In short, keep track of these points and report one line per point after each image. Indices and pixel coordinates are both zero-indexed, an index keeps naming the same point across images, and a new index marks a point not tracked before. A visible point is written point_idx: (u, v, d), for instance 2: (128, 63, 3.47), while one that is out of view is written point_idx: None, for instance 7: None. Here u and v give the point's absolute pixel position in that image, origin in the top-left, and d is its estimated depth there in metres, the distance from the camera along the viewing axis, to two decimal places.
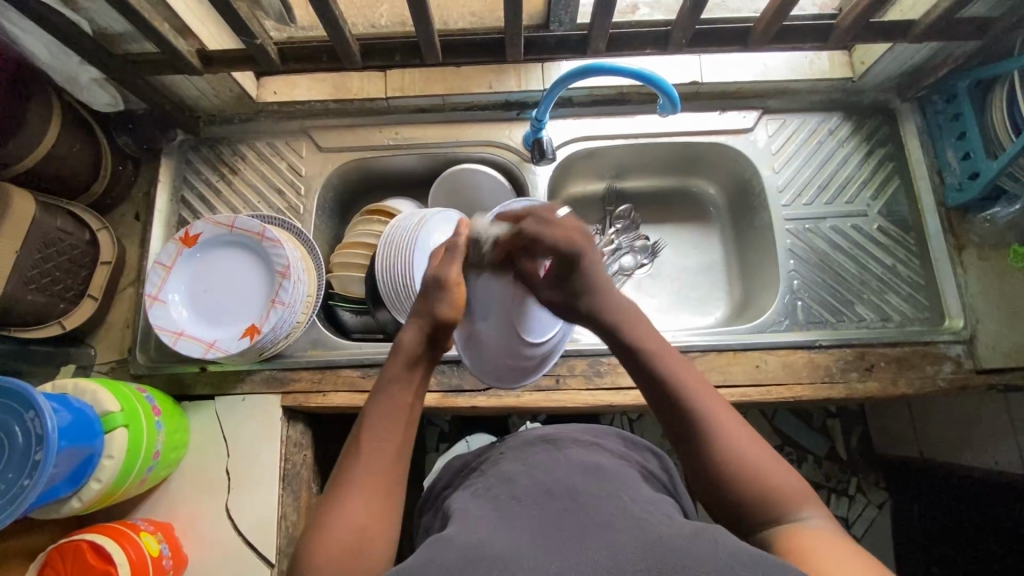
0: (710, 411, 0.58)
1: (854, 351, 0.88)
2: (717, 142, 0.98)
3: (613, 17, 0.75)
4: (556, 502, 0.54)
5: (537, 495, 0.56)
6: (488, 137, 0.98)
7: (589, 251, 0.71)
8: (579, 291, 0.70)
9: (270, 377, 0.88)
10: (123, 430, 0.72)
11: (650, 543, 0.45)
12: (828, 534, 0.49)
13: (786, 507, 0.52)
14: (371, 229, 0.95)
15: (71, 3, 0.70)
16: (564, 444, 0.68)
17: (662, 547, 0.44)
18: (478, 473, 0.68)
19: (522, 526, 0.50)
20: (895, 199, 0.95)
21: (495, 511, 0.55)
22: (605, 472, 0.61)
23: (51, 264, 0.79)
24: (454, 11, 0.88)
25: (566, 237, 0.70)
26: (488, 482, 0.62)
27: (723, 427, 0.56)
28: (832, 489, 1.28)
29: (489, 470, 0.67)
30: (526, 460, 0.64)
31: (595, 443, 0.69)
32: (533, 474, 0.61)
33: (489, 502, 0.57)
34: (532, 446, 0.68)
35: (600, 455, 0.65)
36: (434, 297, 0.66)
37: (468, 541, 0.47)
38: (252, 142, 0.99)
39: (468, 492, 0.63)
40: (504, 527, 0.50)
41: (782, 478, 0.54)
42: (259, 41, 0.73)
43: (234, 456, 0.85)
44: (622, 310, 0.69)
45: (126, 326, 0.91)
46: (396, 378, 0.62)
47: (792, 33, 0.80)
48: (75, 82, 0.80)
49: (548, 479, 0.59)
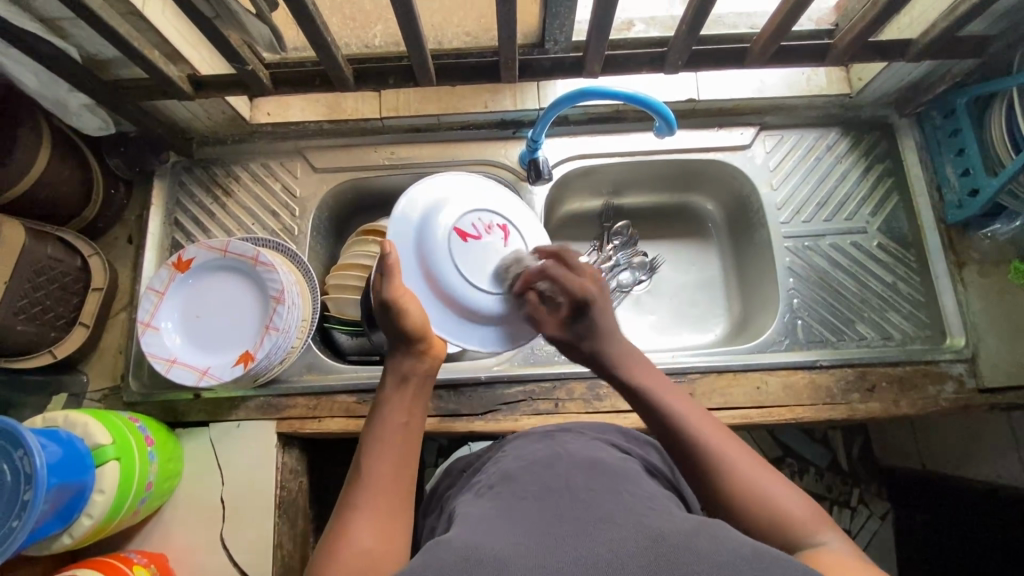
0: (709, 437, 0.57)
1: (855, 371, 0.87)
2: (715, 158, 0.97)
3: (608, 40, 0.74)
4: (555, 496, 0.52)
5: (538, 491, 0.54)
6: (484, 156, 0.97)
7: (600, 301, 0.71)
8: (585, 335, 0.70)
9: (265, 403, 0.87)
10: (114, 462, 0.71)
11: (650, 535, 0.43)
12: (845, 555, 0.47)
13: (802, 531, 0.50)
14: (366, 250, 0.94)
15: (59, 31, 0.70)
16: (564, 436, 0.69)
17: (664, 539, 0.42)
18: (480, 473, 0.66)
19: (522, 521, 0.48)
20: (894, 215, 0.94)
21: (495, 508, 0.53)
22: (604, 467, 0.59)
23: (41, 293, 0.78)
24: (449, 29, 0.86)
25: (582, 286, 0.71)
26: (489, 480, 0.61)
27: (724, 452, 0.56)
28: (834, 501, 1.21)
29: (490, 470, 0.65)
30: (527, 459, 0.63)
31: (596, 442, 0.67)
32: (534, 471, 0.59)
33: (488, 502, 0.55)
34: (533, 446, 0.67)
35: (600, 450, 0.64)
36: (391, 316, 0.66)
37: (465, 543, 0.44)
38: (246, 163, 0.98)
39: (469, 494, 0.61)
40: (505, 523, 0.48)
41: (794, 499, 0.52)
42: (250, 68, 0.72)
43: (228, 485, 0.84)
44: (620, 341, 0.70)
45: (119, 352, 0.90)
46: (393, 395, 0.63)
47: (790, 53, 0.80)
48: (65, 108, 0.79)
49: (549, 475, 0.57)
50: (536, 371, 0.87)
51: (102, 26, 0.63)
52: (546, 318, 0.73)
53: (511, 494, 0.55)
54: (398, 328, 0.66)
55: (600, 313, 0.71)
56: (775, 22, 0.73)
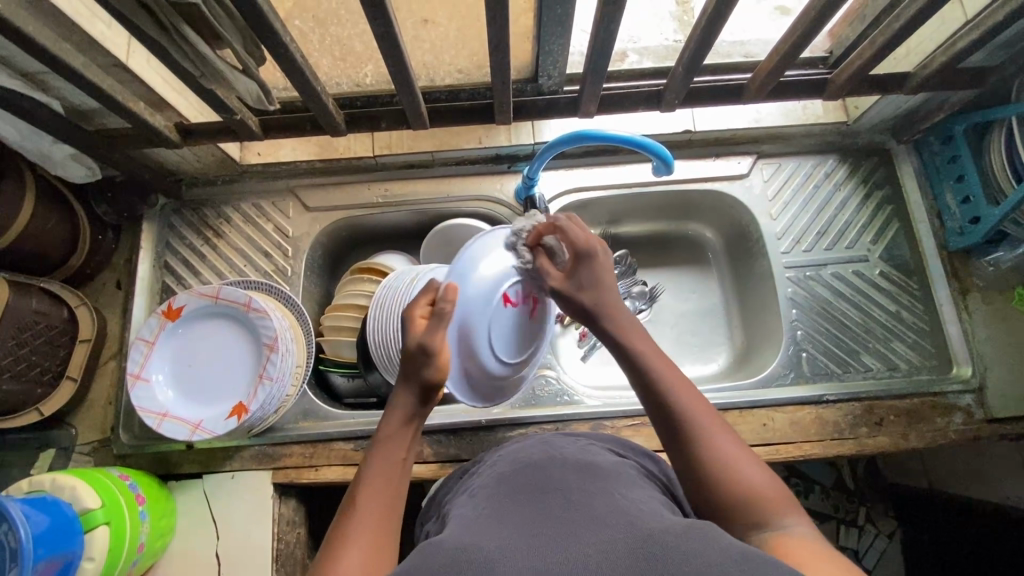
0: (701, 418, 0.54)
1: (862, 405, 0.86)
2: (712, 189, 0.96)
3: (604, 82, 0.74)
4: (544, 498, 0.49)
5: (530, 493, 0.50)
6: (479, 191, 0.96)
7: (605, 257, 0.66)
8: (587, 285, 0.65)
9: (260, 453, 0.85)
10: (104, 528, 0.68)
11: (638, 535, 0.40)
12: (813, 546, 0.44)
13: (772, 515, 0.47)
14: (361, 290, 0.92)
15: (43, 85, 0.68)
16: (558, 441, 0.63)
17: (653, 538, 0.40)
18: (473, 477, 0.62)
19: (509, 525, 0.45)
20: (896, 242, 0.93)
21: (486, 509, 0.49)
22: (599, 470, 0.55)
23: (27, 349, 0.75)
24: (441, 68, 0.83)
25: (587, 237, 0.66)
26: (480, 484, 0.56)
27: (711, 431, 0.53)
28: (840, 520, 1.16)
29: (482, 476, 0.59)
30: (521, 461, 0.58)
31: (590, 447, 0.62)
32: (526, 474, 0.55)
33: (480, 504, 0.51)
34: (529, 448, 0.62)
35: (597, 454, 0.59)
36: (421, 364, 0.60)
37: (458, 542, 0.42)
38: (237, 204, 0.96)
39: (462, 497, 0.56)
40: (491, 526, 0.45)
41: (769, 482, 0.49)
42: (240, 117, 0.70)
43: (224, 539, 0.82)
44: (604, 290, 0.64)
45: (108, 403, 0.88)
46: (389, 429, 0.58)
47: (788, 87, 0.79)
48: (49, 158, 0.77)
49: (541, 477, 0.53)
50: (538, 413, 0.85)
51: (86, 84, 0.62)
52: (549, 273, 0.68)
53: (502, 494, 0.52)
54: (421, 376, 0.60)
55: (589, 268, 0.65)
56: (773, 59, 0.72)
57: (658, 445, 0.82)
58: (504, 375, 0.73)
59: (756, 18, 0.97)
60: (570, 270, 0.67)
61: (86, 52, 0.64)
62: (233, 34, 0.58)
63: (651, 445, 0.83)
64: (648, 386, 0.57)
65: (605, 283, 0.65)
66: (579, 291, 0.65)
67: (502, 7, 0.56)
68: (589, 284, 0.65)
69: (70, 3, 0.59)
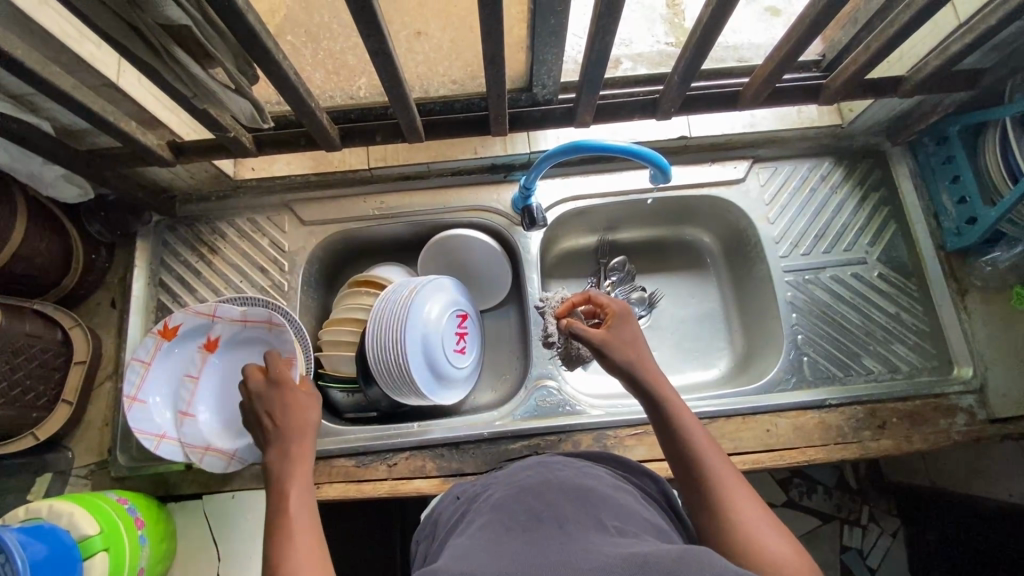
0: (723, 474, 0.55)
1: (864, 409, 0.85)
2: (708, 194, 0.96)
3: (599, 93, 0.74)
4: (539, 529, 0.48)
5: (525, 521, 0.49)
6: (476, 201, 0.96)
7: (632, 320, 0.71)
8: (624, 341, 0.67)
9: (260, 471, 0.84)
10: (103, 554, 0.67)
11: (637, 563, 0.40)
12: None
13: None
14: (360, 303, 0.91)
15: (32, 106, 0.67)
16: (553, 463, 0.62)
17: (653, 567, 0.39)
18: (469, 502, 0.61)
19: (506, 553, 0.44)
20: (893, 244, 0.93)
21: (485, 535, 0.48)
22: (594, 491, 0.54)
23: (20, 373, 0.74)
24: (435, 79, 0.82)
25: (610, 304, 0.73)
26: (478, 509, 0.55)
27: (731, 486, 0.54)
28: (844, 520, 1.18)
29: (478, 504, 0.58)
30: (517, 485, 0.57)
31: (588, 469, 0.60)
32: (521, 497, 0.54)
33: (478, 528, 0.50)
34: (523, 473, 0.60)
35: (594, 477, 0.58)
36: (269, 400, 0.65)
37: (456, 568, 0.41)
38: (231, 219, 0.95)
39: (460, 521, 0.55)
40: (491, 552, 0.44)
41: (793, 551, 0.50)
42: (233, 134, 0.70)
43: (225, 560, 0.80)
44: (638, 346, 0.67)
45: (105, 425, 0.87)
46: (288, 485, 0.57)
47: (782, 93, 0.80)
48: (41, 180, 0.76)
49: (535, 501, 0.52)
50: (539, 425, 0.85)
51: (76, 106, 0.61)
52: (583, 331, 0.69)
53: (498, 519, 0.51)
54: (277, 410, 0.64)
55: (620, 323, 0.70)
56: (769, 66, 0.72)
57: (662, 454, 0.82)
58: (421, 372, 0.84)
59: (747, 21, 0.97)
60: (609, 326, 0.70)
61: (74, 71, 0.63)
62: (224, 53, 0.57)
63: (653, 454, 0.82)
64: (674, 431, 0.59)
65: (640, 343, 0.68)
66: (616, 348, 0.66)
67: (496, 20, 0.56)
68: (620, 337, 0.68)
69: (58, 25, 0.58)
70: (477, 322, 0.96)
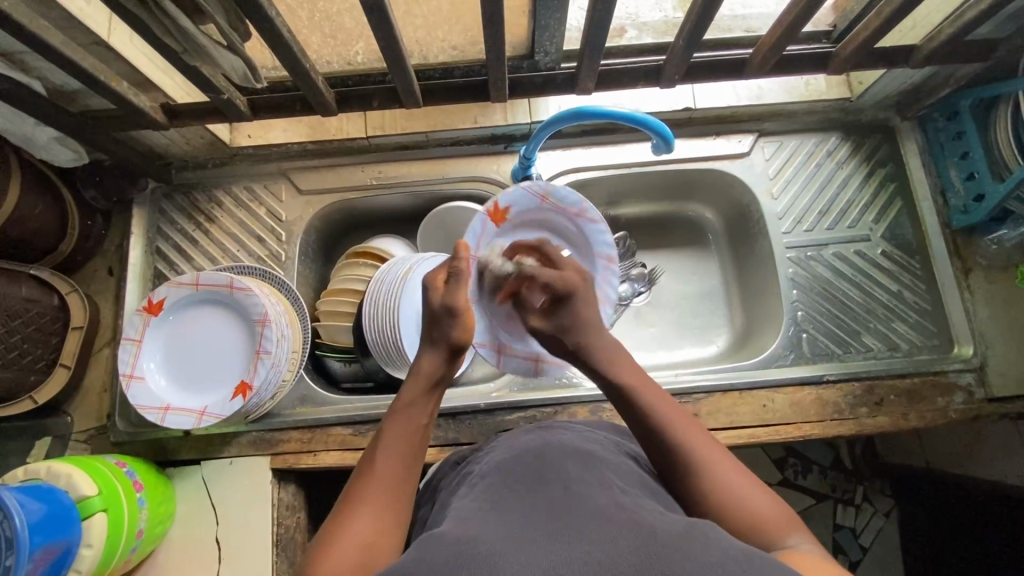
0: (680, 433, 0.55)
1: (862, 385, 0.85)
2: (715, 167, 0.94)
3: (601, 59, 0.72)
4: (540, 489, 0.47)
5: (529, 482, 0.49)
6: (475, 172, 0.94)
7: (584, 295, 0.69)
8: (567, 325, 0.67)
9: (258, 438, 0.84)
10: (102, 514, 0.67)
11: (642, 533, 0.39)
12: (817, 559, 0.44)
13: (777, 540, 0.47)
14: (358, 274, 0.90)
15: (22, 64, 0.66)
16: (556, 428, 0.62)
17: (659, 537, 0.39)
18: (473, 464, 0.61)
19: (509, 517, 0.43)
20: (898, 221, 0.92)
21: (489, 499, 0.47)
22: (596, 458, 0.54)
23: (17, 337, 0.74)
24: (434, 45, 0.79)
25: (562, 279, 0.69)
26: (482, 471, 0.55)
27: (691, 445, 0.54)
28: (839, 500, 1.17)
29: (479, 467, 0.58)
30: (517, 449, 0.57)
31: (587, 434, 0.61)
32: (526, 461, 0.53)
33: (481, 492, 0.50)
34: (524, 437, 0.60)
35: (596, 443, 0.58)
36: (446, 324, 0.65)
37: (458, 533, 0.41)
38: (228, 187, 0.94)
39: (462, 487, 0.55)
40: (493, 516, 0.44)
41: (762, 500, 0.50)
42: (227, 96, 0.68)
43: (224, 523, 0.82)
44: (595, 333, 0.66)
45: (103, 391, 0.87)
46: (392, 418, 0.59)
47: (790, 62, 0.78)
48: (34, 142, 0.75)
49: (538, 465, 0.52)
50: (537, 397, 0.85)
51: (65, 64, 0.60)
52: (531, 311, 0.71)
53: (500, 481, 0.50)
54: (449, 337, 0.65)
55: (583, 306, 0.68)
56: (774, 35, 0.70)
57: None
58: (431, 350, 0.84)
59: None
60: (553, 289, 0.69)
61: (65, 27, 0.62)
62: (215, 8, 0.56)
63: None
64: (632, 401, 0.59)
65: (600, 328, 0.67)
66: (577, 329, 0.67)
67: None
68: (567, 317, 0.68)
69: None
70: (482, 235, 0.76)
